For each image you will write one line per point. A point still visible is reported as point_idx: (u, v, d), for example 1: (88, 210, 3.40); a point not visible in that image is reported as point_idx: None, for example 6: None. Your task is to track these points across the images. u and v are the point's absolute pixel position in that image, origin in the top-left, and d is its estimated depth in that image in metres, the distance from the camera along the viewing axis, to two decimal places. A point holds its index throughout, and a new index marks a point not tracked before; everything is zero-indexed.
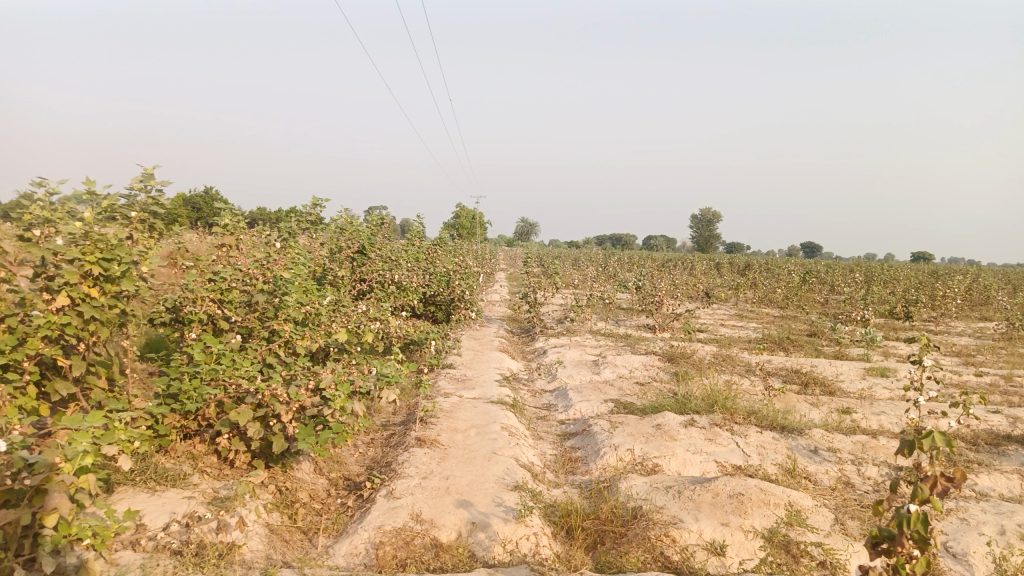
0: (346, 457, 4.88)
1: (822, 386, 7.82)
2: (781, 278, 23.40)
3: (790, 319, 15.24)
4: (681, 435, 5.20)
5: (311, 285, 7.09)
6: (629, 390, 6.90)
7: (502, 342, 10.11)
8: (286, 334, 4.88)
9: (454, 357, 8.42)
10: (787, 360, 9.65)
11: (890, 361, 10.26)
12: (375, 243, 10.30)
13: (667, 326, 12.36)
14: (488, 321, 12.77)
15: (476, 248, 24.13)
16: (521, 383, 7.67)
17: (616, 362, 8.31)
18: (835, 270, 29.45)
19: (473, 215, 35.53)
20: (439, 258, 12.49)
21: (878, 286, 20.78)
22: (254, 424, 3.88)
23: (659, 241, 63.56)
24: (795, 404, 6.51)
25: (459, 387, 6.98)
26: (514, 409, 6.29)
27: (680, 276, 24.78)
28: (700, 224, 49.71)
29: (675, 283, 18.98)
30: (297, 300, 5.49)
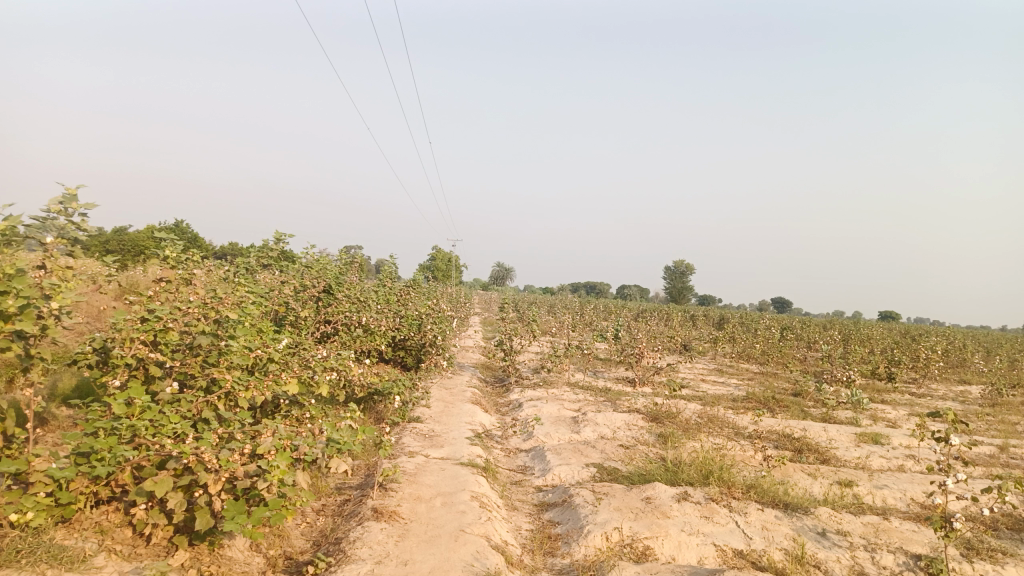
0: (290, 530, 4.20)
1: (817, 454, 7.28)
2: (759, 332, 23.09)
3: (772, 377, 14.77)
4: (674, 511, 4.60)
5: (267, 327, 6.46)
6: (613, 454, 6.30)
7: (475, 393, 9.47)
8: (227, 384, 4.25)
9: (422, 409, 7.77)
10: (775, 422, 9.12)
11: (881, 426, 9.78)
12: (343, 284, 9.69)
13: (647, 380, 11.81)
14: (461, 369, 12.12)
15: (452, 291, 23.54)
16: (494, 441, 7.04)
17: (596, 419, 7.72)
18: (811, 327, 29.30)
19: (449, 257, 35.05)
20: (411, 301, 11.89)
21: (857, 345, 20.51)
22: (175, 495, 3.23)
23: (634, 291, 63.54)
24: (794, 475, 5.94)
25: (426, 446, 6.33)
26: (486, 473, 5.65)
27: (657, 327, 24.38)
28: (676, 276, 49.69)
29: (654, 335, 18.52)
30: (245, 345, 4.88)
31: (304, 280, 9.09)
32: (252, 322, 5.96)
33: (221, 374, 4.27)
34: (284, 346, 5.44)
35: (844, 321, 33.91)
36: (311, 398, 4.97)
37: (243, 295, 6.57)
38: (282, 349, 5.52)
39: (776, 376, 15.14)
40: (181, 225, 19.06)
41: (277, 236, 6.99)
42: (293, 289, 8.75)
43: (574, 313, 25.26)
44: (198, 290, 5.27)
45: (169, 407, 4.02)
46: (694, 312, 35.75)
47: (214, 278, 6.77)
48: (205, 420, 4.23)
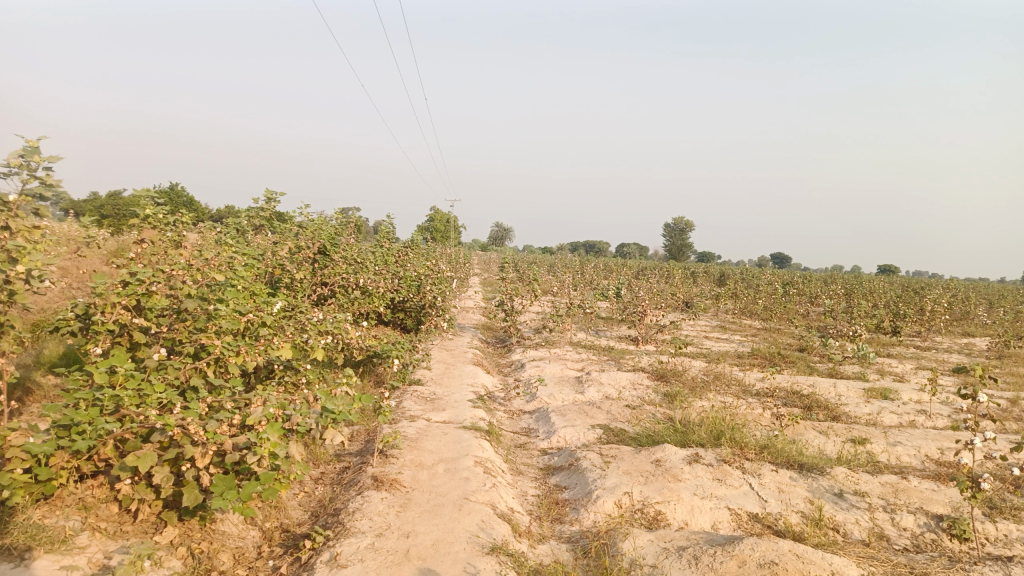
0: (287, 500, 4.03)
1: (827, 410, 7.13)
2: (761, 288, 22.90)
3: (776, 333, 14.62)
4: (686, 474, 4.43)
5: (260, 290, 6.23)
6: (619, 414, 6.12)
7: (477, 354, 9.29)
8: (217, 350, 4.04)
9: (423, 372, 7.58)
10: (782, 378, 8.96)
11: (889, 381, 9.63)
12: (339, 245, 9.44)
13: (651, 339, 11.64)
14: (461, 330, 11.94)
15: (451, 252, 23.29)
16: (496, 403, 6.87)
17: (601, 379, 7.53)
18: (812, 282, 29.11)
19: (448, 218, 34.69)
20: (409, 262, 11.64)
21: (860, 299, 20.34)
22: (160, 470, 3.03)
23: (633, 249, 63.37)
24: (806, 434, 5.77)
25: (427, 409, 6.15)
26: (489, 436, 5.48)
27: (658, 284, 24.20)
28: (676, 233, 49.35)
29: (656, 292, 18.33)
30: (236, 309, 4.65)
31: (299, 241, 8.84)
32: (243, 285, 5.73)
33: (209, 340, 4.06)
34: (277, 309, 5.21)
35: (846, 276, 33.69)
36: (306, 363, 4.77)
37: (234, 258, 6.32)
38: (276, 313, 5.30)
39: (780, 332, 14.98)
40: (174, 190, 18.70)
41: (268, 195, 6.72)
42: (287, 250, 8.50)
43: (575, 272, 25.04)
44: (184, 253, 5.03)
45: (155, 375, 3.81)
46: (695, 269, 35.55)
47: (204, 241, 6.52)
48: (194, 388, 4.02)
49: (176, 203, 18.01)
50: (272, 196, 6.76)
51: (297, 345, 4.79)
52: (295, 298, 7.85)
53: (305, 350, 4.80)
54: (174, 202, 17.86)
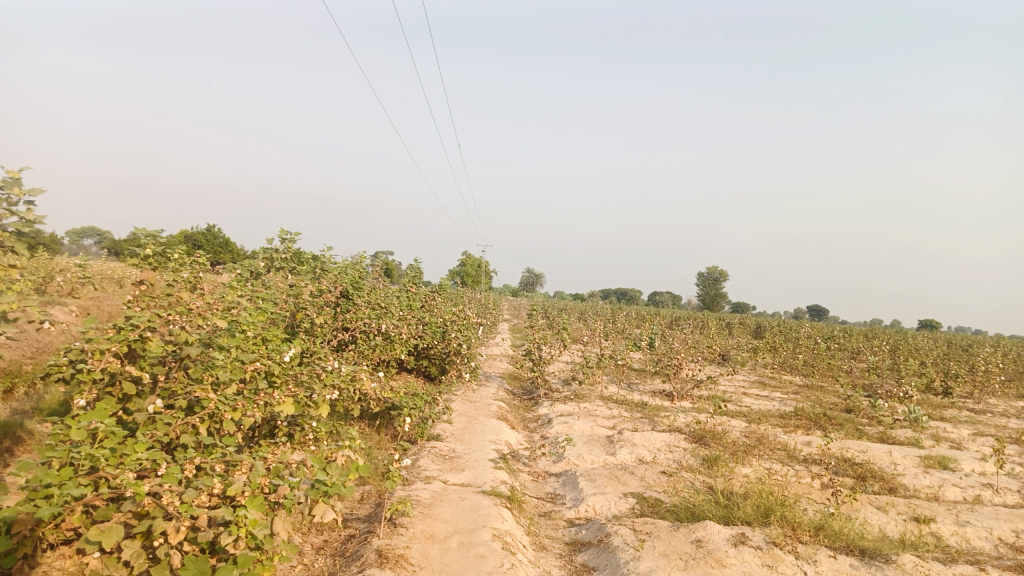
0: (281, 575, 3.59)
1: (881, 481, 6.50)
2: (801, 342, 22.08)
3: (818, 390, 13.88)
4: (731, 559, 3.90)
5: (273, 336, 5.92)
6: (653, 481, 5.60)
7: (501, 407, 8.83)
8: (211, 404, 3.69)
9: (444, 426, 7.14)
10: (828, 443, 8.31)
11: (945, 448, 8.90)
12: (362, 289, 9.16)
13: (686, 394, 11.05)
14: (487, 379, 11.48)
15: (480, 298, 22.93)
16: (520, 463, 6.39)
17: (633, 440, 7.01)
18: (853, 336, 28.12)
19: (479, 263, 34.56)
20: (435, 308, 11.31)
21: (906, 355, 19.43)
22: (129, 545, 2.63)
23: (665, 298, 62.54)
24: (863, 511, 5.17)
25: (444, 469, 5.70)
26: (511, 503, 5.00)
27: (693, 335, 23.53)
28: (709, 283, 48.54)
29: (690, 344, 17.71)
30: (239, 358, 4.32)
31: (321, 285, 8.57)
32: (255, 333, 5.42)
33: (204, 393, 3.71)
34: (285, 358, 4.87)
35: (887, 331, 32.55)
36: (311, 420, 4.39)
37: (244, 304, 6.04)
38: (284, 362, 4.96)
39: (822, 389, 14.24)
40: (208, 230, 18.82)
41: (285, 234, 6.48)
42: (308, 294, 8.22)
43: (606, 321, 24.50)
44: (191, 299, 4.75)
45: (142, 432, 3.47)
46: (730, 320, 34.73)
47: (216, 287, 6.26)
48: (185, 446, 3.66)
49: (210, 243, 18.05)
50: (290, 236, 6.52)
51: (302, 400, 4.43)
52: (312, 345, 7.52)
53: (311, 405, 4.44)
54: (208, 242, 17.89)
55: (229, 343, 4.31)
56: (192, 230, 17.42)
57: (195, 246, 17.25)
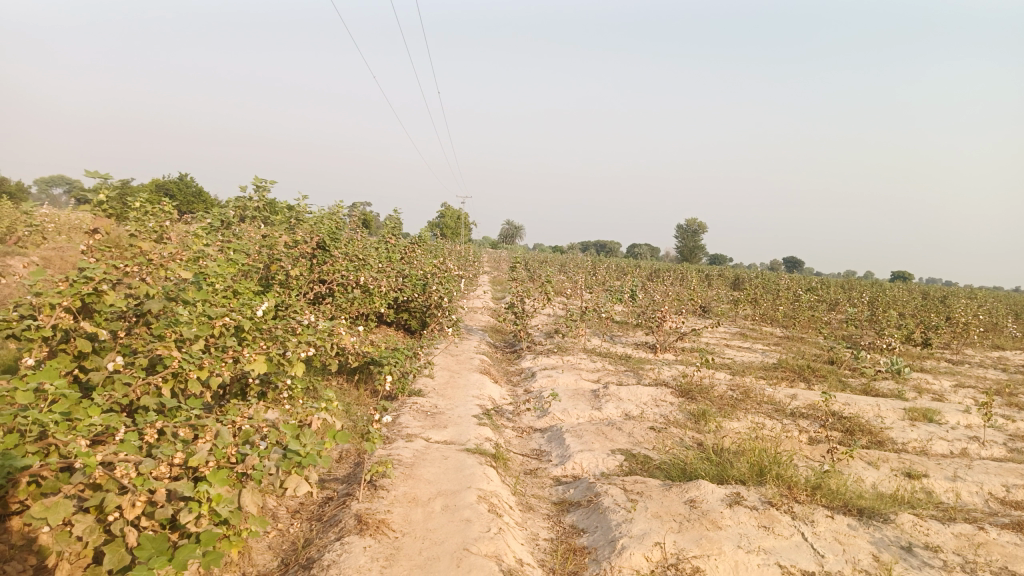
0: (255, 543, 3.37)
1: (869, 435, 6.41)
2: (781, 293, 22.11)
3: (800, 342, 13.86)
4: (726, 520, 3.75)
5: (244, 289, 5.61)
6: (642, 437, 5.44)
7: (484, 360, 8.63)
8: (174, 364, 3.42)
9: (425, 381, 6.93)
10: (814, 396, 8.24)
11: (928, 400, 8.88)
12: (339, 239, 8.82)
13: (669, 346, 10.93)
14: (468, 332, 11.27)
15: (461, 249, 22.60)
16: (504, 419, 6.22)
17: (620, 394, 6.85)
18: (832, 288, 28.26)
19: (458, 214, 34.11)
20: (415, 259, 11.01)
21: (885, 307, 19.52)
22: (80, 519, 2.38)
23: (644, 250, 62.66)
24: (856, 468, 5.06)
25: (426, 427, 5.49)
26: (496, 462, 4.82)
27: (674, 287, 23.46)
28: (689, 235, 48.50)
29: (673, 296, 17.61)
30: (205, 313, 4.04)
31: (296, 235, 8.23)
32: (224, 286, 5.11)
33: (166, 351, 3.44)
34: (253, 312, 4.59)
35: (864, 283, 32.75)
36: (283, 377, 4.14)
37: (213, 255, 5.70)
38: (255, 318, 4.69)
39: (803, 341, 14.23)
40: (181, 178, 18.20)
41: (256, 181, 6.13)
42: (282, 244, 7.88)
43: (588, 273, 24.33)
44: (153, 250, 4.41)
45: (98, 394, 3.19)
46: (710, 272, 34.76)
47: (182, 237, 5.91)
48: (146, 407, 3.41)
49: (183, 191, 17.46)
50: (260, 183, 6.16)
51: (274, 357, 4.18)
52: (287, 298, 7.21)
53: (284, 363, 4.19)
54: (180, 190, 17.32)
55: (194, 297, 4.01)
56: (164, 178, 16.82)
57: (168, 195, 16.84)
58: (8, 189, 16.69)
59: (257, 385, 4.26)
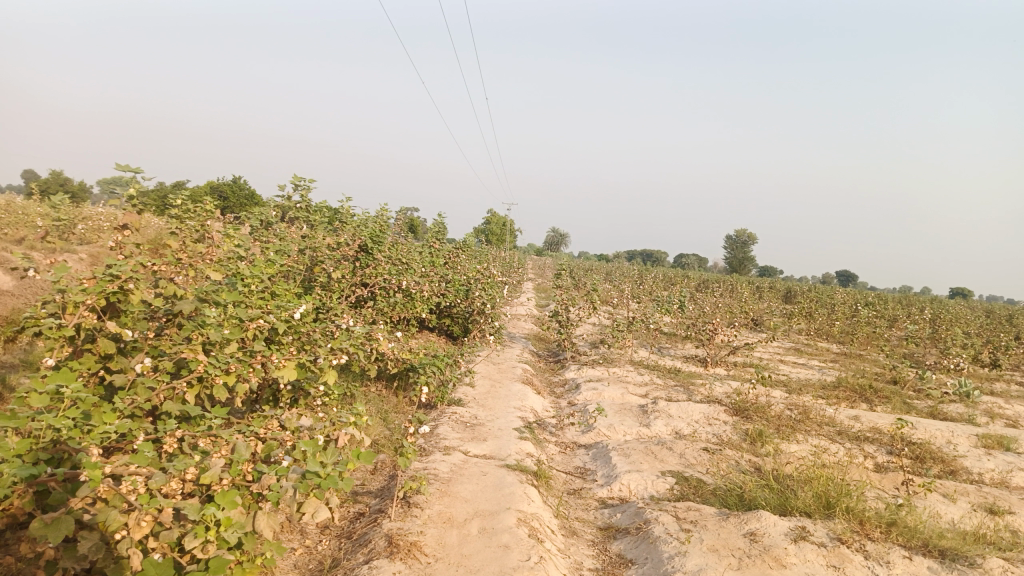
0: (278, 561, 3.15)
1: (942, 464, 5.92)
2: (837, 308, 21.29)
3: (859, 360, 13.21)
4: (792, 558, 3.39)
5: (281, 291, 5.48)
6: (694, 458, 5.08)
7: (527, 370, 8.34)
8: (200, 368, 3.23)
9: (465, 391, 6.68)
10: (877, 418, 7.72)
11: (1002, 427, 8.26)
12: (381, 242, 8.67)
13: (720, 360, 10.48)
14: (512, 340, 11.02)
15: (507, 255, 22.36)
16: (546, 432, 5.93)
17: (669, 411, 6.48)
18: (890, 303, 27.16)
19: (504, 221, 33.95)
20: (459, 265, 10.83)
21: (948, 324, 18.59)
22: (85, 537, 2.17)
23: (692, 260, 61.65)
24: (932, 502, 4.61)
25: (464, 439, 5.23)
26: (538, 481, 4.53)
27: (724, 299, 22.83)
28: (738, 246, 47.45)
29: (723, 309, 17.06)
30: (235, 316, 3.87)
31: (338, 237, 8.11)
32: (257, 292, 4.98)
33: (191, 355, 3.26)
34: (285, 315, 4.42)
35: (923, 298, 31.45)
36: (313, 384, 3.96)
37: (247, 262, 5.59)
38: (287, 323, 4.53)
39: (861, 359, 13.57)
40: (236, 181, 18.44)
41: (296, 178, 6.03)
42: (324, 246, 7.75)
43: (635, 283, 23.86)
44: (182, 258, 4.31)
45: (118, 398, 3.02)
46: (761, 284, 33.85)
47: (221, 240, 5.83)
48: (170, 413, 3.23)
49: (237, 194, 17.65)
50: (301, 182, 6.05)
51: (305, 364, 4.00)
52: (327, 302, 7.06)
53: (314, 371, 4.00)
54: (234, 193, 17.52)
55: (224, 299, 3.85)
56: (218, 181, 17.03)
57: (221, 198, 17.09)
58: (70, 189, 17.13)
59: (288, 391, 4.08)
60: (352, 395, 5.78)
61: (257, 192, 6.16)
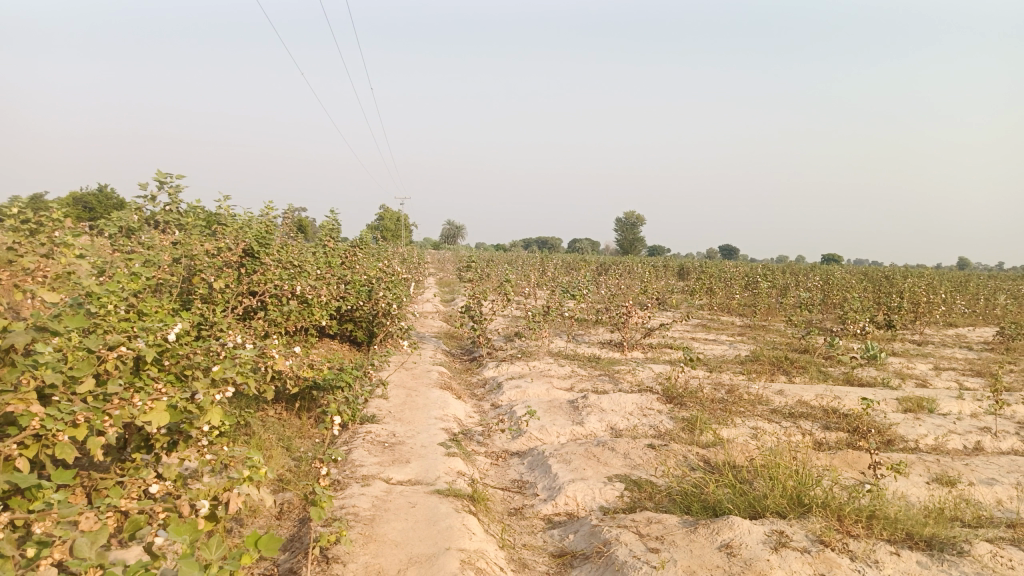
0: None
1: (878, 435, 5.78)
2: (733, 281, 21.81)
3: (765, 331, 13.39)
4: (778, 571, 2.98)
5: (149, 311, 4.64)
6: (640, 457, 4.65)
7: (442, 373, 7.73)
8: (35, 425, 2.43)
9: (378, 404, 6.00)
10: (802, 391, 7.63)
11: (915, 387, 8.40)
12: (268, 245, 7.80)
13: (636, 344, 10.24)
14: (421, 339, 10.36)
15: (406, 251, 21.53)
16: (474, 443, 5.36)
17: (601, 404, 6.06)
18: (780, 274, 28.25)
19: (398, 216, 32.95)
20: (358, 264, 10.07)
21: (837, 290, 19.38)
22: None
23: (585, 244, 62.64)
24: (890, 481, 4.38)
25: (384, 463, 4.58)
26: (475, 506, 3.95)
27: (627, 281, 22.96)
28: (629, 228, 48.42)
29: (628, 292, 17.01)
30: (85, 348, 3.04)
31: (218, 241, 7.20)
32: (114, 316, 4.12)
33: (22, 408, 2.44)
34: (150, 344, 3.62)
35: (806, 266, 33.05)
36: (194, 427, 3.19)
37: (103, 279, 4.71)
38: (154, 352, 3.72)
39: (767, 330, 13.78)
40: (102, 190, 16.69)
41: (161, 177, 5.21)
42: (204, 253, 6.84)
43: (539, 271, 23.62)
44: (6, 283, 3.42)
45: None
46: (657, 263, 34.52)
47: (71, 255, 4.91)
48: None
49: (104, 204, 15.94)
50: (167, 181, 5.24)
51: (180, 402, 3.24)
52: (210, 317, 6.20)
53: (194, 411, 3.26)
54: (101, 203, 15.82)
55: (67, 327, 3.01)
56: (81, 190, 15.31)
57: (85, 209, 15.42)
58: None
59: (163, 436, 3.29)
60: (248, 424, 5.00)
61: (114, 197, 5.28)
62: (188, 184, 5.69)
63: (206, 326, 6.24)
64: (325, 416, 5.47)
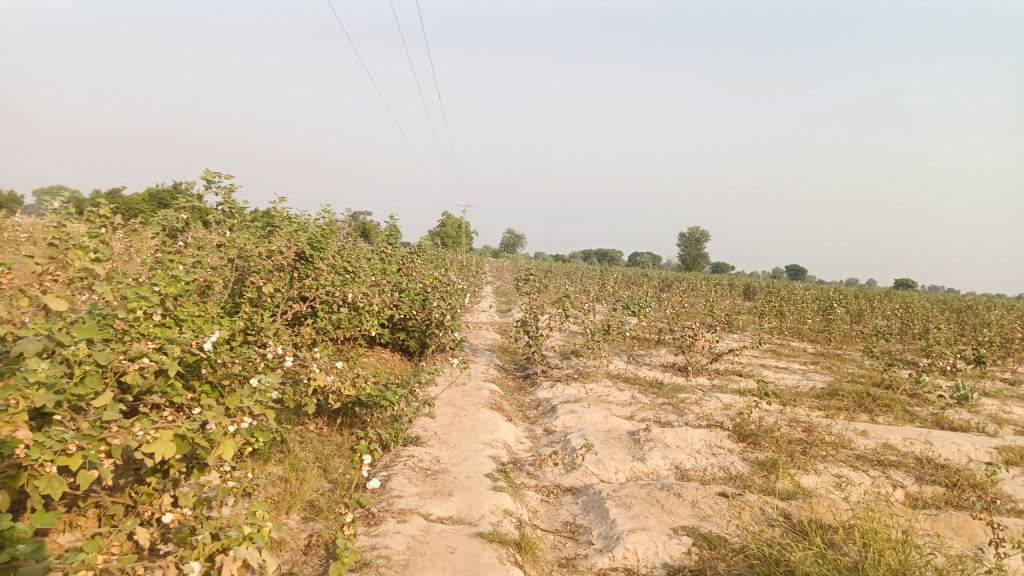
0: None
1: (983, 493, 5.08)
2: (804, 304, 20.77)
3: (840, 362, 12.53)
4: None
5: (186, 315, 4.39)
6: (710, 507, 4.12)
7: (494, 391, 7.31)
8: (21, 453, 2.10)
9: (424, 424, 5.62)
10: (887, 433, 6.92)
11: (1016, 436, 7.54)
12: (322, 249, 7.57)
13: (701, 369, 9.62)
14: (474, 353, 10.00)
15: (465, 258, 21.25)
16: (524, 475, 4.92)
17: (665, 438, 5.54)
18: (853, 298, 26.89)
19: (459, 223, 32.86)
20: (414, 272, 9.85)
21: (918, 318, 18.17)
22: None
23: (647, 258, 61.66)
24: (1011, 560, 3.73)
25: (425, 495, 4.17)
26: (521, 555, 3.51)
27: (691, 299, 22.16)
28: (693, 244, 47.29)
29: (692, 312, 16.30)
30: (93, 363, 2.73)
31: (272, 244, 6.99)
32: (139, 322, 3.85)
33: (7, 432, 2.09)
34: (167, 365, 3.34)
35: (880, 292, 31.48)
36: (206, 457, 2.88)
37: (141, 281, 4.51)
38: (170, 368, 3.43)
39: (842, 361, 12.88)
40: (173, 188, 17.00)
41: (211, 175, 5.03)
42: (257, 255, 6.66)
43: (599, 285, 23.02)
44: (15, 287, 3.17)
45: None
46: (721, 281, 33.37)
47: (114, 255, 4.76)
48: None
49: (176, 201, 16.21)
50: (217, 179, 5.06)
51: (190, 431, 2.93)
52: (257, 322, 5.97)
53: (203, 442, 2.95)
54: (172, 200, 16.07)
55: (76, 338, 2.71)
56: (154, 186, 15.62)
57: (157, 202, 15.73)
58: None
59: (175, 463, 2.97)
60: (284, 441, 4.71)
61: (166, 194, 5.15)
62: (240, 183, 5.50)
63: (252, 331, 6.02)
64: (367, 439, 5.15)
